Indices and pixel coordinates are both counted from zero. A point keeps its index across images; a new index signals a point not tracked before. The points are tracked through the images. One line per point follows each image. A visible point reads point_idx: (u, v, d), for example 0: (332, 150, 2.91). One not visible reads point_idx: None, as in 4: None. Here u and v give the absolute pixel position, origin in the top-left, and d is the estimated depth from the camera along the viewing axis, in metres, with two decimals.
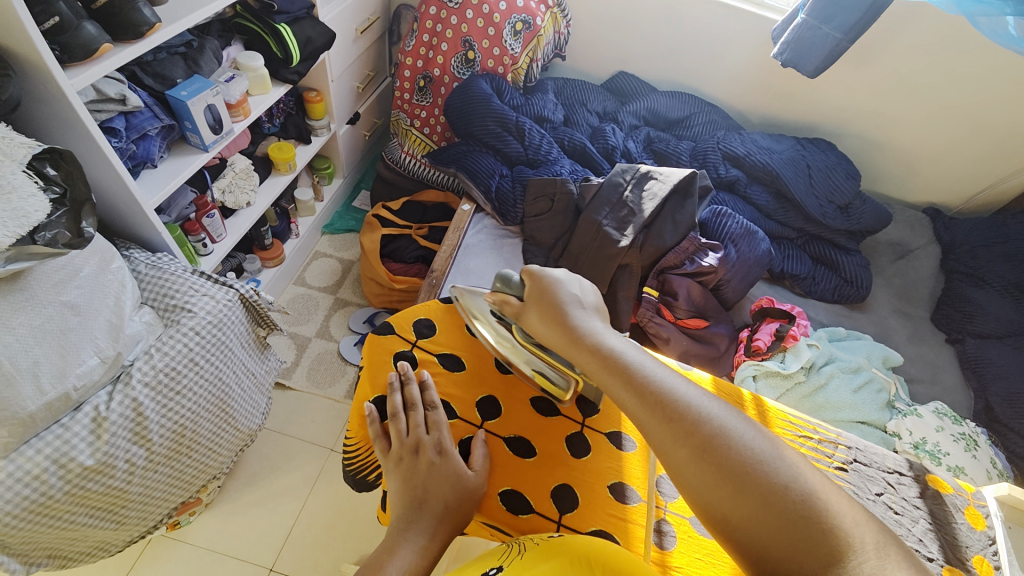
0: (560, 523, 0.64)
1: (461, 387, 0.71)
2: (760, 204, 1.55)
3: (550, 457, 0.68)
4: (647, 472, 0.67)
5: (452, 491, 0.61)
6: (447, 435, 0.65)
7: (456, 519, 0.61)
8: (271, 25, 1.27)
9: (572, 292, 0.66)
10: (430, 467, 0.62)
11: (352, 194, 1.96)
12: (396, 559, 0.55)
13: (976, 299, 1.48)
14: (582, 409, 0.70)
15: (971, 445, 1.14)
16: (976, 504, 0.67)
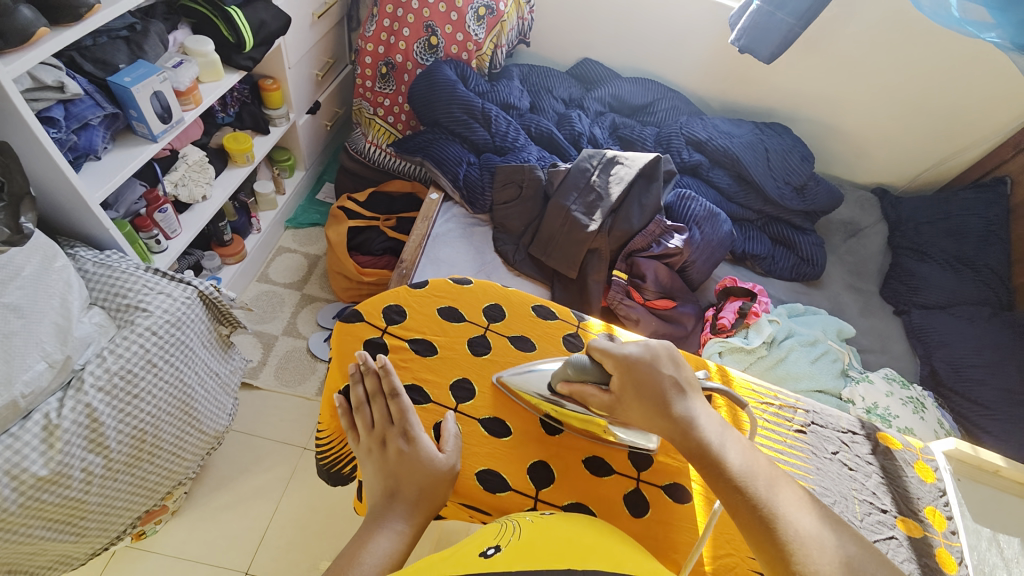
0: (538, 499, 0.64)
1: (433, 371, 0.70)
2: (722, 187, 1.59)
3: (525, 434, 0.69)
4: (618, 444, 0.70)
5: (426, 476, 0.59)
6: (415, 421, 0.63)
7: (431, 503, 0.58)
8: (221, 8, 1.21)
9: (667, 377, 0.60)
10: (399, 456, 0.60)
11: (315, 186, 1.90)
12: (372, 547, 0.53)
13: (920, 272, 1.58)
14: None
15: (919, 407, 1.22)
16: (926, 458, 0.71)
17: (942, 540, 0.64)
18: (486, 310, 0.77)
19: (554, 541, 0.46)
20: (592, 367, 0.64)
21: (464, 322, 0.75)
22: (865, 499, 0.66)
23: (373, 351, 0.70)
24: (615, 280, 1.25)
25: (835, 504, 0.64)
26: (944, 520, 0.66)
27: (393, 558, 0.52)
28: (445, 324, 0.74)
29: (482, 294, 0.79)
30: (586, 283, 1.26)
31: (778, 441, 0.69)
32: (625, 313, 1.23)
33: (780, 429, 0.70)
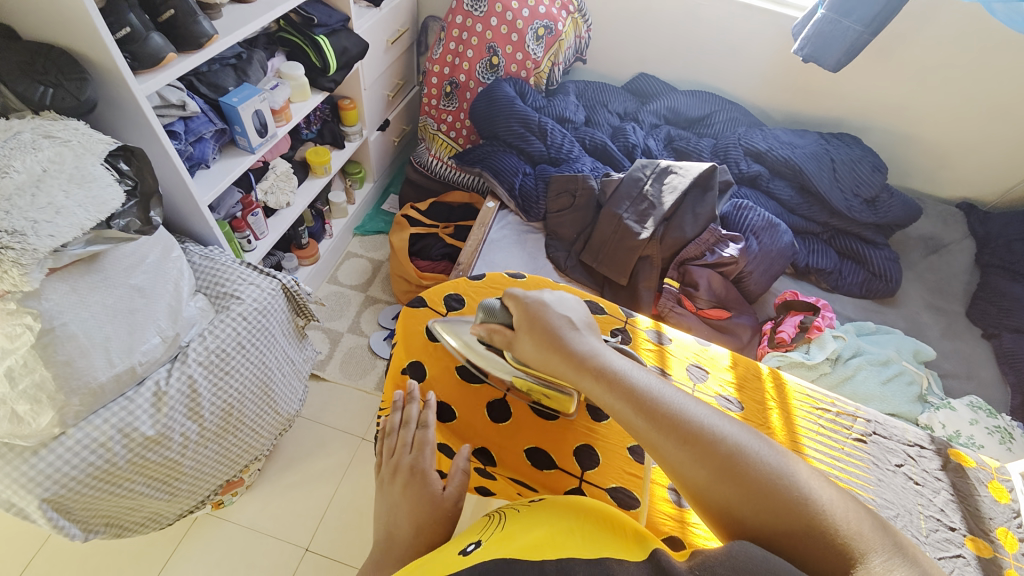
0: (582, 479, 0.70)
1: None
2: (783, 198, 1.55)
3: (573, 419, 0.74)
4: None
5: (424, 513, 0.61)
6: (428, 457, 0.66)
7: (426, 546, 0.60)
8: (311, 37, 1.37)
9: (562, 314, 0.68)
10: (407, 489, 0.64)
11: (382, 198, 2.06)
12: None
13: (1014, 293, 1.43)
14: None
15: (1007, 438, 1.11)
16: (1001, 479, 0.66)
17: (1012, 561, 0.59)
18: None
19: (536, 528, 0.51)
20: (503, 314, 0.72)
21: None
22: (932, 516, 0.62)
23: (435, 336, 0.78)
24: (667, 288, 1.25)
25: (897, 517, 0.61)
26: (1021, 545, 0.61)
27: None
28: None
29: (535, 289, 0.82)
30: (637, 290, 1.27)
31: (835, 448, 0.65)
32: (677, 321, 1.22)
33: (838, 437, 0.67)
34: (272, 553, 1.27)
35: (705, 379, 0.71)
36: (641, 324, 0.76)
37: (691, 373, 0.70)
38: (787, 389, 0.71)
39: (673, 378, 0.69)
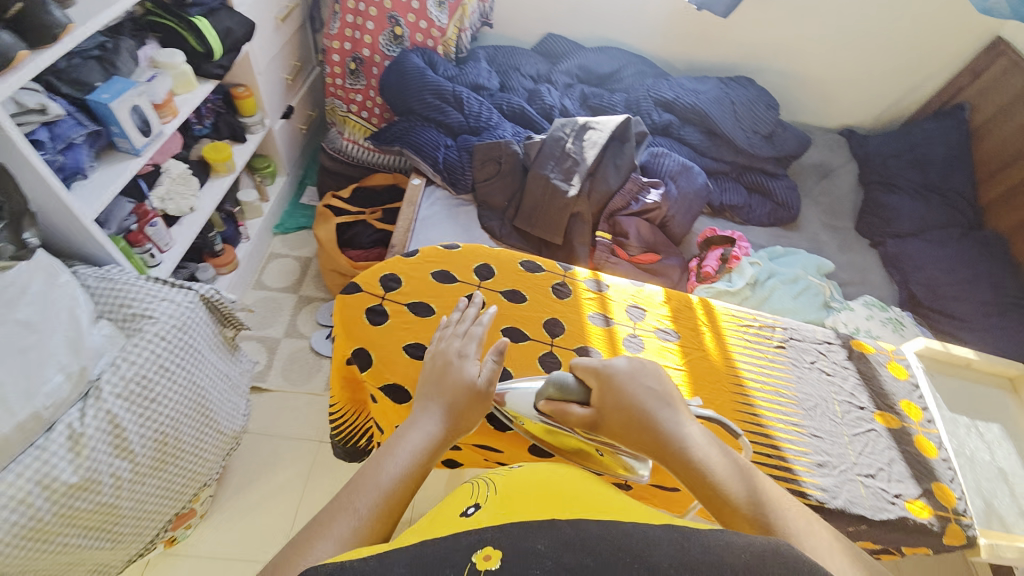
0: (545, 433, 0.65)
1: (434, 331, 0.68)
2: (694, 143, 1.64)
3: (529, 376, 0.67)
4: None
5: (462, 392, 0.57)
6: (473, 348, 0.62)
7: (460, 419, 0.56)
8: (186, 20, 1.23)
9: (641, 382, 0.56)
10: (447, 369, 0.60)
11: (299, 191, 1.92)
12: (402, 439, 0.52)
13: (891, 204, 1.64)
14: (549, 330, 0.70)
15: (898, 325, 1.30)
16: (897, 358, 0.74)
17: (918, 427, 0.67)
18: (477, 270, 0.75)
19: (531, 487, 0.47)
20: (574, 385, 0.59)
21: (456, 282, 0.73)
22: (844, 400, 0.68)
23: (373, 318, 0.69)
24: (600, 240, 1.29)
25: (817, 407, 0.67)
26: (920, 412, 0.68)
27: (418, 453, 0.51)
28: (439, 286, 0.72)
29: (472, 255, 0.77)
30: (572, 247, 1.30)
31: (761, 358, 0.70)
32: (613, 271, 1.28)
33: (761, 349, 0.71)
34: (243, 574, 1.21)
35: (643, 317, 0.73)
36: (580, 275, 0.77)
37: (630, 314, 0.73)
38: (715, 313, 0.75)
39: (617, 321, 0.72)
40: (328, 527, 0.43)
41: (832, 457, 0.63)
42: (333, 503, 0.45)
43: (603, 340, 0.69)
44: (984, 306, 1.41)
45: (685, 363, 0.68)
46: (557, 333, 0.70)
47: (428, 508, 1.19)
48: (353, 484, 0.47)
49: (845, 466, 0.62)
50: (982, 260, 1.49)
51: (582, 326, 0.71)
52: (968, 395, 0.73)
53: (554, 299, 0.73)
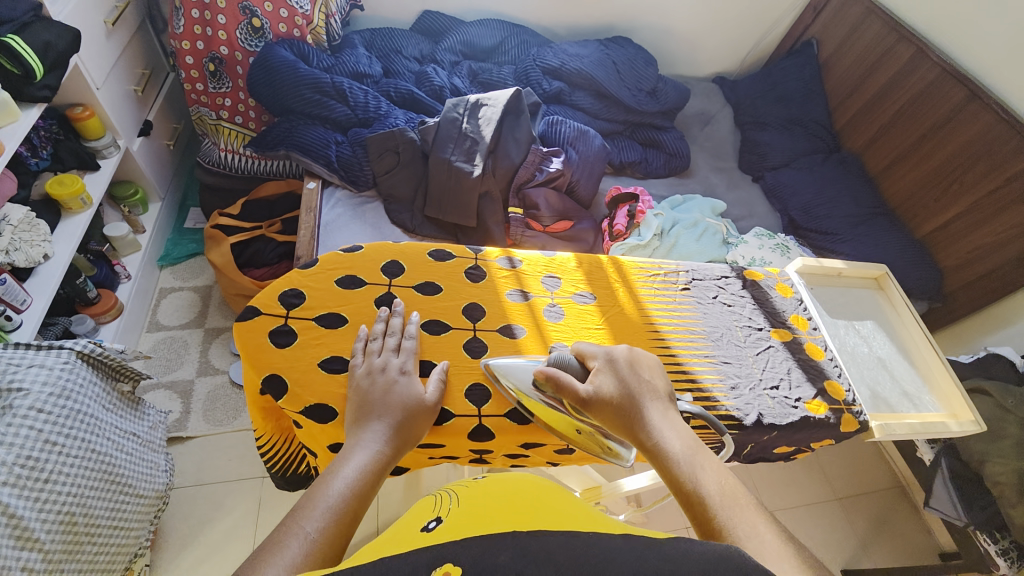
0: (482, 415, 0.63)
1: (350, 341, 0.65)
2: (586, 107, 1.69)
3: (453, 362, 0.65)
4: (542, 345, 0.69)
5: (409, 406, 0.57)
6: (410, 360, 0.62)
7: (411, 433, 0.56)
8: None
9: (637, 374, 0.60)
10: (390, 384, 0.59)
11: (180, 214, 1.72)
12: (345, 461, 0.50)
13: (765, 141, 1.83)
14: (470, 315, 0.69)
15: (784, 249, 1.48)
16: (783, 279, 0.82)
17: (806, 335, 0.76)
18: (384, 269, 0.72)
19: (499, 501, 0.49)
20: (576, 367, 0.62)
21: (365, 286, 0.69)
22: (746, 324, 0.75)
23: (280, 340, 0.64)
24: (513, 216, 1.29)
25: (723, 336, 0.73)
26: (806, 322, 0.77)
27: (367, 471, 0.49)
28: (346, 293, 0.68)
29: (376, 255, 0.73)
30: (487, 226, 1.29)
31: (669, 303, 0.75)
32: (531, 244, 1.29)
33: (669, 294, 0.76)
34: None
35: (560, 285, 0.75)
36: (491, 255, 0.77)
37: (547, 285, 0.74)
38: (626, 268, 0.78)
39: (534, 294, 0.72)
40: (278, 547, 0.40)
41: (741, 380, 0.69)
42: (278, 529, 0.42)
43: (525, 316, 0.70)
44: (850, 217, 1.63)
45: (602, 322, 0.71)
46: (477, 317, 0.69)
47: (392, 515, 1.17)
48: (299, 507, 0.44)
49: (753, 383, 0.69)
50: (842, 178, 1.71)
51: (502, 306, 0.71)
52: (842, 298, 0.84)
53: (469, 284, 0.72)
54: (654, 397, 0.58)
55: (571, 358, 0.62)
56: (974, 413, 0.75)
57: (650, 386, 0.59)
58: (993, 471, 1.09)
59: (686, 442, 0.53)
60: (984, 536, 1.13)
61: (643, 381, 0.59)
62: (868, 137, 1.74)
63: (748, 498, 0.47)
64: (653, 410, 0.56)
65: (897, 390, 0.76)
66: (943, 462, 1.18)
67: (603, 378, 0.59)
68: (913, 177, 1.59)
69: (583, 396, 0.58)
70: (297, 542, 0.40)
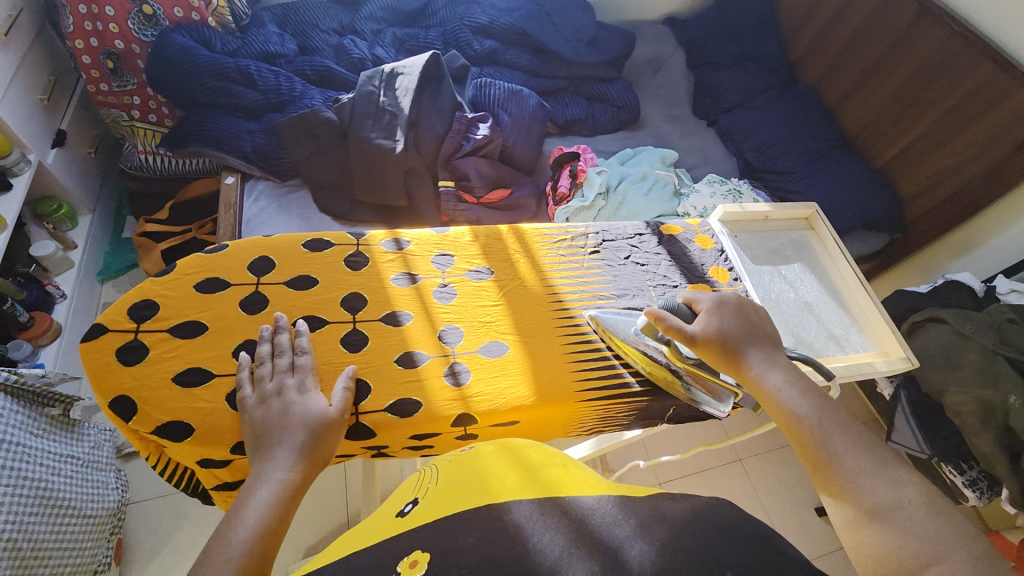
0: (359, 412, 0.58)
1: (212, 350, 0.60)
2: (523, 66, 1.60)
3: (326, 361, 0.61)
4: (429, 330, 0.64)
5: (310, 428, 0.53)
6: (310, 379, 0.57)
7: (319, 454, 0.53)
8: None
9: (747, 321, 0.63)
10: (284, 408, 0.54)
11: (116, 224, 1.64)
12: (248, 503, 0.47)
13: (717, 82, 1.74)
14: (348, 307, 0.65)
15: (736, 195, 1.44)
16: (704, 231, 0.78)
17: (727, 288, 0.72)
18: (253, 267, 0.67)
19: (472, 470, 0.56)
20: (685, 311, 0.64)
21: (228, 288, 0.64)
22: (660, 283, 0.71)
23: (130, 358, 0.59)
24: (444, 189, 1.21)
25: (633, 299, 0.70)
26: (726, 274, 0.73)
27: (275, 509, 0.48)
28: (207, 297, 0.64)
29: (245, 253, 0.68)
30: (416, 204, 1.23)
31: (575, 269, 0.71)
32: (465, 217, 1.22)
33: (576, 260, 0.72)
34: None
35: (453, 263, 0.70)
36: (377, 238, 0.72)
37: (437, 264, 0.69)
38: (527, 237, 0.73)
39: (422, 275, 0.68)
40: None
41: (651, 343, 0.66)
42: None
43: (411, 300, 0.66)
44: (806, 153, 1.56)
45: (498, 296, 0.67)
46: (357, 308, 0.65)
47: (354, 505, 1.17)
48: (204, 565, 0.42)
49: None
50: (797, 113, 1.64)
51: (386, 292, 0.66)
52: (768, 243, 0.80)
53: (349, 273, 0.67)
54: (761, 336, 0.62)
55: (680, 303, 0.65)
56: (907, 350, 0.71)
57: (757, 325, 0.63)
58: (953, 400, 1.05)
59: (793, 381, 0.58)
60: (949, 468, 1.10)
61: (752, 322, 0.63)
62: (824, 66, 1.65)
63: (852, 430, 0.54)
64: (762, 350, 0.61)
65: (823, 333, 0.72)
66: (903, 395, 1.16)
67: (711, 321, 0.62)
68: (871, 105, 1.52)
69: (693, 336, 0.61)
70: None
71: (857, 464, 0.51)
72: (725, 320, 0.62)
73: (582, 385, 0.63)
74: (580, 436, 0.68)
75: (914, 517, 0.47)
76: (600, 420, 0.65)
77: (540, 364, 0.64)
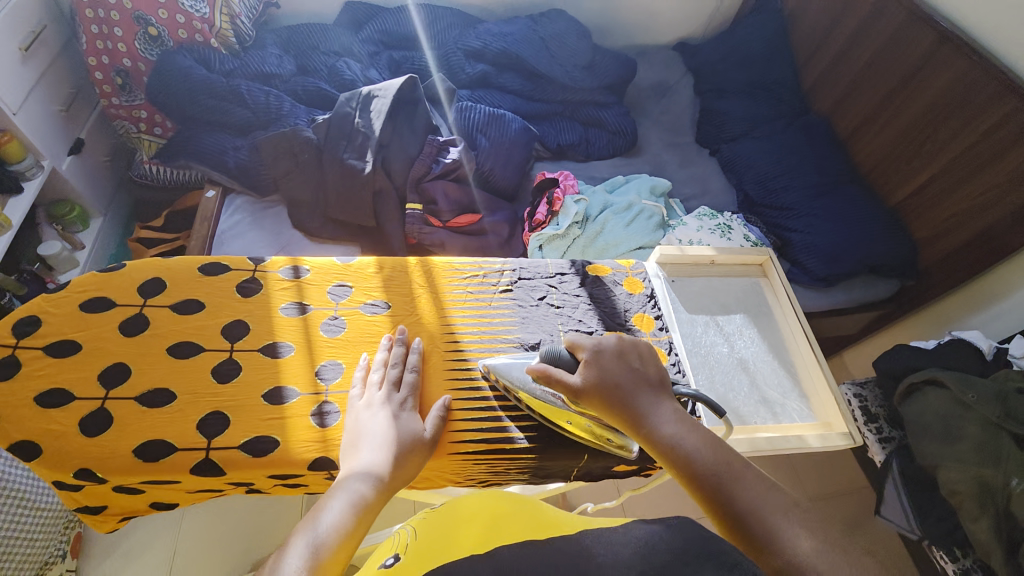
0: (210, 448, 0.57)
1: (80, 371, 0.60)
2: (516, 90, 1.58)
3: (190, 392, 0.60)
4: (307, 366, 0.63)
5: (410, 446, 0.55)
6: (408, 396, 0.60)
7: (409, 471, 0.54)
8: None
9: (631, 363, 0.59)
10: (394, 420, 0.57)
11: (126, 229, 1.72)
12: (321, 512, 0.46)
13: (722, 110, 1.64)
14: (228, 335, 0.64)
15: (725, 230, 1.35)
16: (634, 274, 0.81)
17: (649, 337, 0.74)
18: (143, 288, 0.67)
19: (450, 521, 0.49)
20: (568, 359, 0.62)
21: (110, 308, 0.65)
22: (571, 327, 0.73)
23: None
24: (410, 212, 1.22)
25: (540, 344, 0.70)
26: (651, 320, 0.76)
27: (348, 522, 0.46)
28: (89, 317, 0.64)
29: (138, 273, 0.68)
30: (383, 225, 1.23)
31: (480, 308, 0.73)
32: (430, 240, 1.22)
33: (486, 297, 0.74)
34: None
35: (350, 295, 0.71)
36: (277, 264, 0.72)
37: (332, 295, 0.70)
38: (438, 270, 0.76)
39: (313, 306, 0.68)
40: None
41: None
42: None
43: (297, 332, 0.66)
44: (810, 189, 1.43)
45: (393, 331, 0.68)
46: (236, 337, 0.64)
47: None
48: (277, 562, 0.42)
49: None
50: (807, 145, 1.51)
51: (271, 322, 0.66)
52: (708, 294, 0.84)
53: (238, 299, 0.67)
54: (650, 385, 0.57)
55: (563, 351, 0.62)
56: (849, 423, 0.74)
57: (643, 373, 0.58)
58: (948, 478, 0.93)
59: (691, 431, 0.53)
60: (940, 553, 0.97)
61: (634, 368, 0.58)
62: (837, 97, 1.55)
63: (743, 465, 0.50)
64: (648, 395, 0.56)
65: (755, 396, 0.75)
66: (895, 464, 1.05)
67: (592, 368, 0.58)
68: (885, 139, 1.40)
69: (573, 387, 0.58)
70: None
71: (753, 501, 0.47)
72: (607, 368, 0.58)
73: (461, 433, 0.62)
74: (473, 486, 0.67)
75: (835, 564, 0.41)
76: (489, 471, 0.64)
77: (422, 408, 0.63)
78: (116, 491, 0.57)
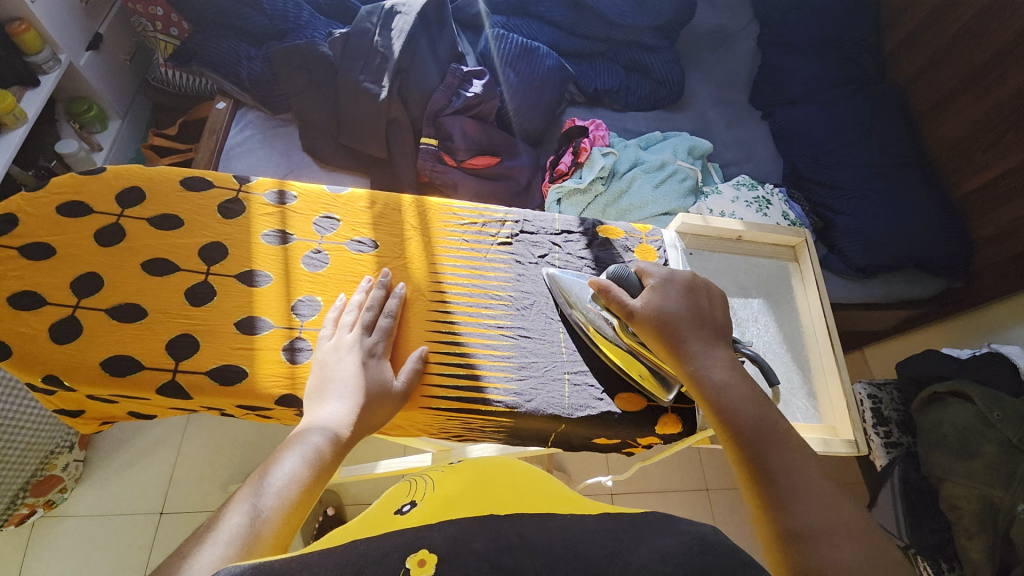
0: (177, 371, 0.57)
1: (53, 276, 0.60)
2: (557, 21, 1.42)
3: (163, 311, 0.60)
4: (283, 299, 0.62)
5: (375, 397, 0.54)
6: (381, 344, 0.59)
7: (373, 419, 0.53)
8: None
9: (695, 303, 0.59)
10: (364, 366, 0.55)
11: (143, 134, 1.66)
12: (276, 467, 0.45)
13: (786, 67, 1.44)
14: (206, 258, 0.63)
15: (763, 205, 1.24)
16: (649, 241, 0.75)
17: None
18: (122, 197, 0.66)
19: (472, 481, 0.45)
20: (634, 282, 0.62)
21: (88, 215, 0.64)
22: (569, 291, 0.69)
23: None
24: (424, 147, 1.16)
25: (533, 304, 0.68)
26: None
27: (300, 480, 0.45)
28: (67, 223, 0.63)
29: (117, 181, 0.67)
30: (394, 158, 1.17)
31: (473, 259, 0.69)
32: (442, 180, 1.16)
33: (482, 247, 0.71)
34: (123, 531, 1.15)
35: (337, 228, 0.68)
36: (264, 187, 0.70)
37: (318, 227, 0.67)
38: (432, 213, 0.72)
39: (296, 237, 0.66)
40: None
41: (532, 358, 0.64)
42: (176, 552, 0.38)
43: (277, 262, 0.64)
44: (868, 168, 1.28)
45: (376, 271, 0.66)
46: (214, 259, 0.63)
47: None
48: (218, 514, 0.41)
49: (549, 363, 0.64)
50: (876, 118, 1.33)
51: (251, 249, 0.65)
52: (727, 269, 0.78)
53: (219, 221, 0.66)
54: (711, 326, 0.58)
55: (630, 274, 0.62)
56: (857, 431, 0.70)
57: (707, 315, 0.59)
58: (950, 492, 0.89)
59: (741, 386, 0.54)
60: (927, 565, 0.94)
61: (700, 307, 0.59)
62: (920, 65, 1.35)
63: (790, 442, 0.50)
64: (704, 342, 0.56)
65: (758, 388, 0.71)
66: (896, 470, 1.00)
67: (654, 298, 0.59)
68: (964, 121, 1.23)
69: (633, 311, 0.59)
70: (225, 534, 0.39)
71: (790, 480, 0.48)
72: (668, 300, 0.59)
73: (436, 388, 0.60)
74: (449, 440, 0.66)
75: (841, 547, 0.43)
76: (464, 429, 0.62)
77: (398, 356, 0.61)
78: (87, 399, 0.58)
